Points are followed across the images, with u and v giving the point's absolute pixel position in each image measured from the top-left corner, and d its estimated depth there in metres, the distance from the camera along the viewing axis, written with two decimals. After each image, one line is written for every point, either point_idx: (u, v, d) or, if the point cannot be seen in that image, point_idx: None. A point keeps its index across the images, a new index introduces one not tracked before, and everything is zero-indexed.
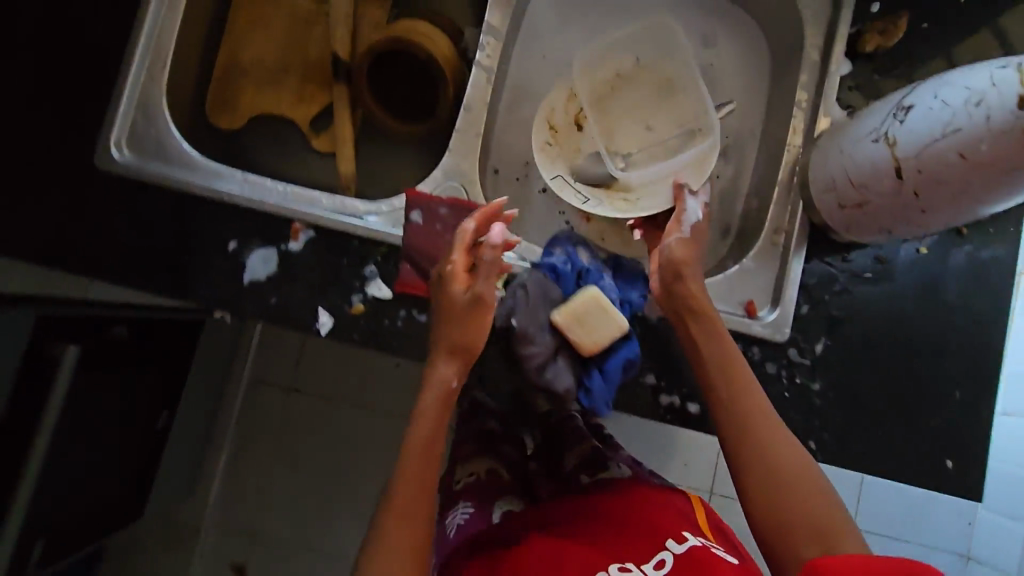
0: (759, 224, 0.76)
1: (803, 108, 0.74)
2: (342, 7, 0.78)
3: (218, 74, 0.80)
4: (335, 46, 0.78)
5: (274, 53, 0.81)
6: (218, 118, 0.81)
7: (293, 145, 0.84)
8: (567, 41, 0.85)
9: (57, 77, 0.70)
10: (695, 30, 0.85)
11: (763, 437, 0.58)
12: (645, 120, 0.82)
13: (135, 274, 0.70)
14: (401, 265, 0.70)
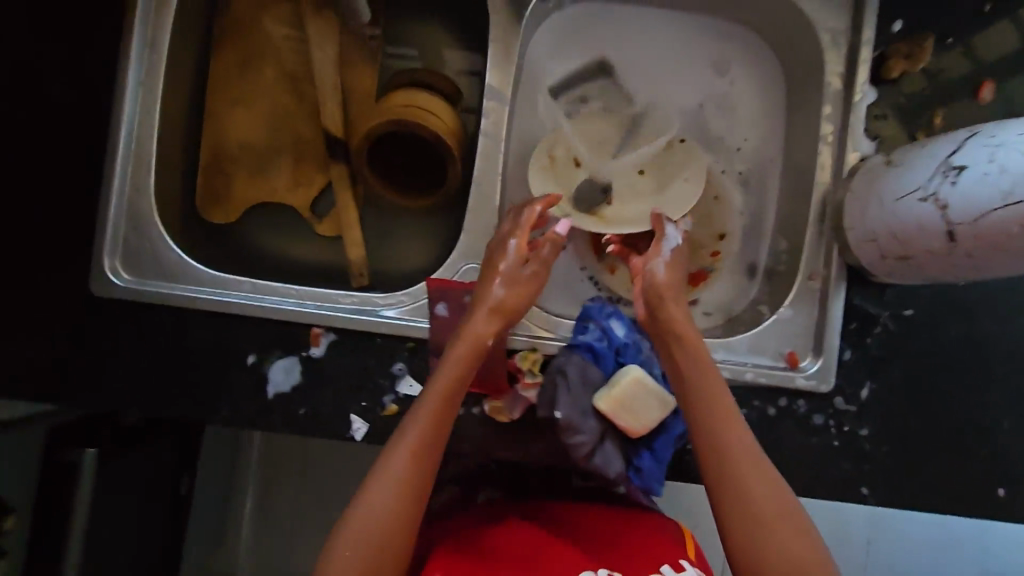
0: (790, 265, 0.73)
1: (829, 141, 0.70)
2: (328, 81, 0.74)
3: (204, 167, 0.76)
4: (328, 125, 0.75)
5: (262, 135, 0.77)
6: (211, 213, 0.77)
7: (294, 228, 0.80)
8: (575, 77, 0.79)
9: (40, 200, 0.66)
10: (706, 56, 0.78)
11: (743, 483, 0.51)
12: (638, 161, 0.77)
13: (155, 400, 0.67)
14: (430, 360, 0.67)
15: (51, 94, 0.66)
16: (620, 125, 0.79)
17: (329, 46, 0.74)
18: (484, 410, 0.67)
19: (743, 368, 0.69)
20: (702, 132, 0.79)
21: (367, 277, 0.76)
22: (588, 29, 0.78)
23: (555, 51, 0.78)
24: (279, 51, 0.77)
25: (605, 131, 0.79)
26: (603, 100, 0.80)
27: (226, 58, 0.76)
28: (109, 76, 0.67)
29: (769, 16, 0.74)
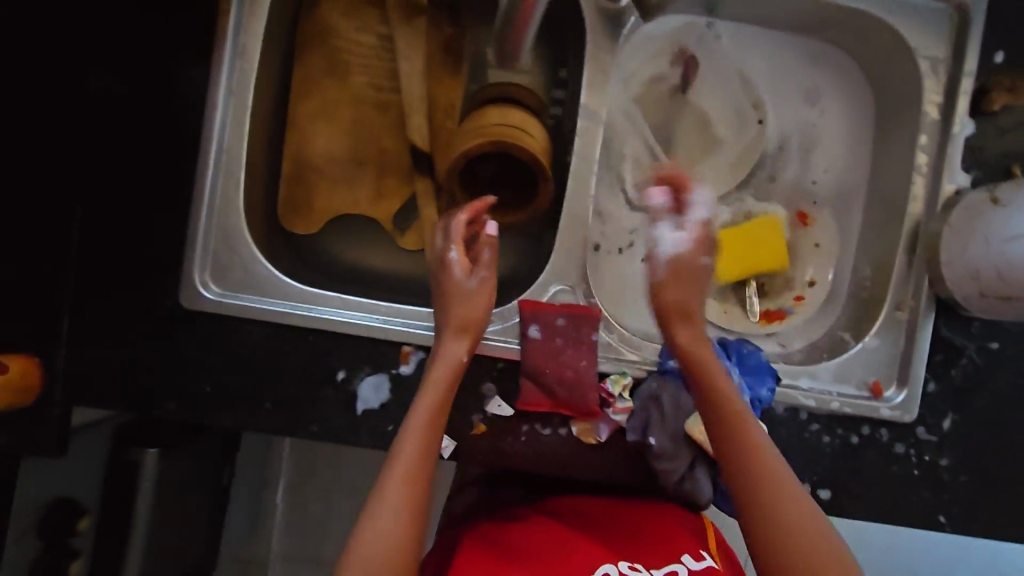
0: (874, 293, 0.73)
1: (922, 172, 0.69)
2: (415, 93, 0.74)
3: (287, 177, 0.76)
4: (413, 137, 0.74)
5: (345, 145, 0.77)
6: (293, 224, 0.76)
7: (376, 239, 0.80)
8: (667, 87, 0.77)
9: (132, 209, 0.66)
10: (795, 78, 0.78)
11: (746, 438, 0.53)
12: (713, 165, 0.78)
13: (243, 412, 0.67)
14: (521, 381, 0.67)
15: (143, 99, 0.66)
16: (706, 129, 0.77)
17: (415, 57, 0.74)
18: (572, 431, 0.67)
19: (830, 397, 0.69)
20: (789, 156, 0.78)
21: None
22: (685, 39, 0.76)
23: (645, 66, 0.76)
24: (364, 61, 0.76)
25: (691, 134, 0.78)
26: (693, 116, 0.77)
27: (310, 66, 0.75)
28: (199, 83, 0.66)
29: (864, 40, 0.73)
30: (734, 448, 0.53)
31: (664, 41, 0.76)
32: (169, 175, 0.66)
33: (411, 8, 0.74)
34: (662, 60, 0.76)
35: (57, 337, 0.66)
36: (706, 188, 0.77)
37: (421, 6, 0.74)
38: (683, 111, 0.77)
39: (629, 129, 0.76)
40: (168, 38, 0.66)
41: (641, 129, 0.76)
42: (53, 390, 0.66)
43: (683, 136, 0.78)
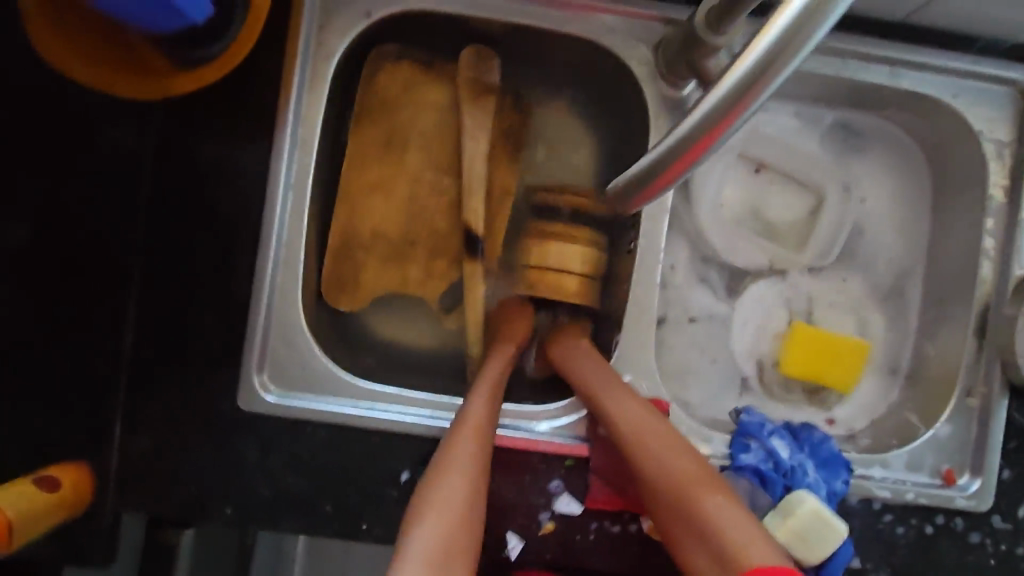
0: (939, 374, 0.72)
1: (990, 255, 0.69)
2: (477, 174, 0.73)
3: (333, 250, 0.73)
4: (470, 220, 0.73)
5: (395, 222, 0.75)
6: (338, 301, 0.74)
7: (416, 313, 0.78)
8: (734, 165, 0.76)
9: (191, 308, 0.65)
10: (851, 153, 0.77)
11: (654, 454, 0.57)
12: (793, 222, 0.77)
13: (302, 515, 0.65)
14: (589, 480, 0.66)
15: (200, 198, 0.65)
16: (778, 187, 0.77)
17: (482, 138, 0.73)
18: (642, 527, 0.66)
19: (904, 487, 0.67)
20: (850, 229, 0.77)
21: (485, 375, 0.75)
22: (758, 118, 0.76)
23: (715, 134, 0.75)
24: (423, 135, 0.75)
25: (763, 195, 0.77)
26: (765, 190, 0.77)
27: (365, 142, 0.74)
28: (260, 180, 0.65)
29: (927, 120, 0.72)
30: (644, 463, 0.57)
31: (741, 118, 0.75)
32: (230, 273, 0.65)
33: (480, 86, 0.73)
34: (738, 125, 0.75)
35: (109, 439, 0.64)
36: (790, 242, 0.77)
37: (492, 85, 0.73)
38: (764, 182, 0.77)
39: (704, 192, 0.75)
40: (228, 136, 0.65)
41: (717, 189, 0.76)
42: (104, 495, 0.64)
43: (760, 196, 0.77)
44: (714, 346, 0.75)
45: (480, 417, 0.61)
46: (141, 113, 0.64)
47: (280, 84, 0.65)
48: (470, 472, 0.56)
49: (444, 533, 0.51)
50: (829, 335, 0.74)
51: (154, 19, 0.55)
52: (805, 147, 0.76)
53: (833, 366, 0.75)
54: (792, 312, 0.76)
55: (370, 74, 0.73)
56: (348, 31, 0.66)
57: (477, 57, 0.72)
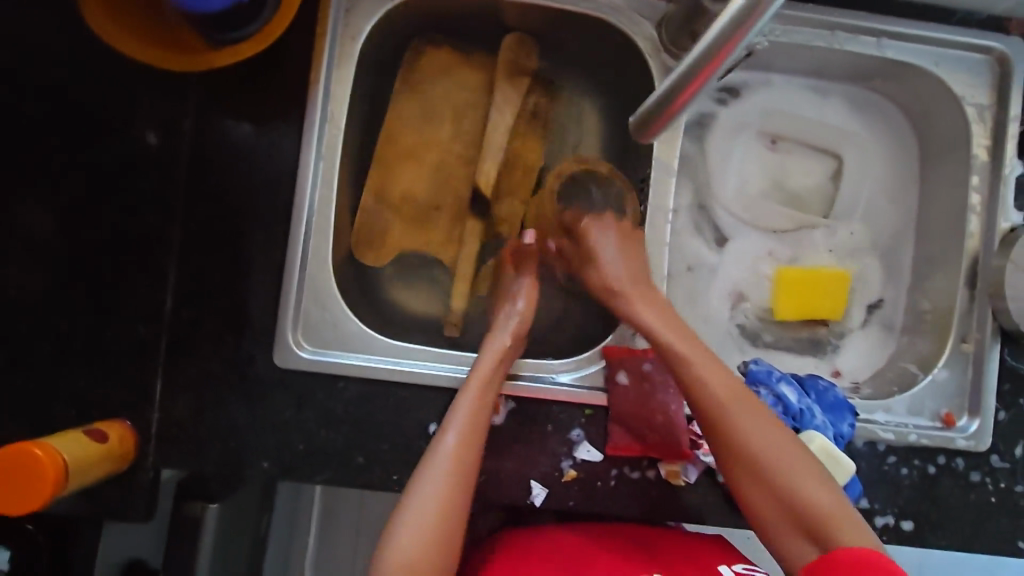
0: (936, 326, 0.76)
1: (978, 211, 0.73)
2: (495, 144, 0.79)
3: (363, 210, 0.78)
4: (481, 183, 0.79)
5: (423, 188, 0.81)
6: (363, 254, 0.78)
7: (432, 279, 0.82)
8: (743, 136, 0.81)
9: (227, 273, 0.68)
10: (859, 125, 0.82)
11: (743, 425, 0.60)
12: (812, 190, 0.83)
13: (334, 465, 0.68)
14: (610, 428, 0.69)
15: (235, 170, 0.69)
16: (796, 158, 0.82)
17: (507, 113, 0.79)
18: (660, 473, 0.69)
19: (906, 430, 0.71)
20: (861, 201, 0.82)
21: (459, 327, 0.79)
22: (766, 90, 0.80)
23: (740, 112, 0.80)
24: (456, 112, 0.82)
25: (783, 166, 0.82)
26: (780, 160, 0.82)
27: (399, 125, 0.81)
28: (292, 151, 0.69)
29: (914, 89, 0.77)
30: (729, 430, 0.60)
31: (752, 93, 0.80)
32: (265, 240, 0.69)
33: (515, 68, 0.79)
34: (761, 102, 0.80)
35: (150, 398, 0.67)
36: (811, 208, 0.83)
37: (527, 70, 0.80)
38: (778, 153, 0.82)
39: (728, 163, 0.81)
40: (260, 111, 0.69)
41: (743, 160, 0.81)
42: (146, 451, 0.67)
43: (779, 167, 0.82)
44: (715, 291, 0.79)
45: (470, 405, 0.63)
46: (178, 91, 0.68)
47: (310, 62, 0.70)
48: (472, 431, 0.62)
49: (448, 489, 0.59)
50: (811, 274, 0.79)
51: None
52: (812, 120, 0.81)
53: (823, 298, 0.79)
54: (775, 257, 0.81)
55: (418, 49, 0.80)
56: (374, 12, 0.71)
57: (519, 42, 0.78)
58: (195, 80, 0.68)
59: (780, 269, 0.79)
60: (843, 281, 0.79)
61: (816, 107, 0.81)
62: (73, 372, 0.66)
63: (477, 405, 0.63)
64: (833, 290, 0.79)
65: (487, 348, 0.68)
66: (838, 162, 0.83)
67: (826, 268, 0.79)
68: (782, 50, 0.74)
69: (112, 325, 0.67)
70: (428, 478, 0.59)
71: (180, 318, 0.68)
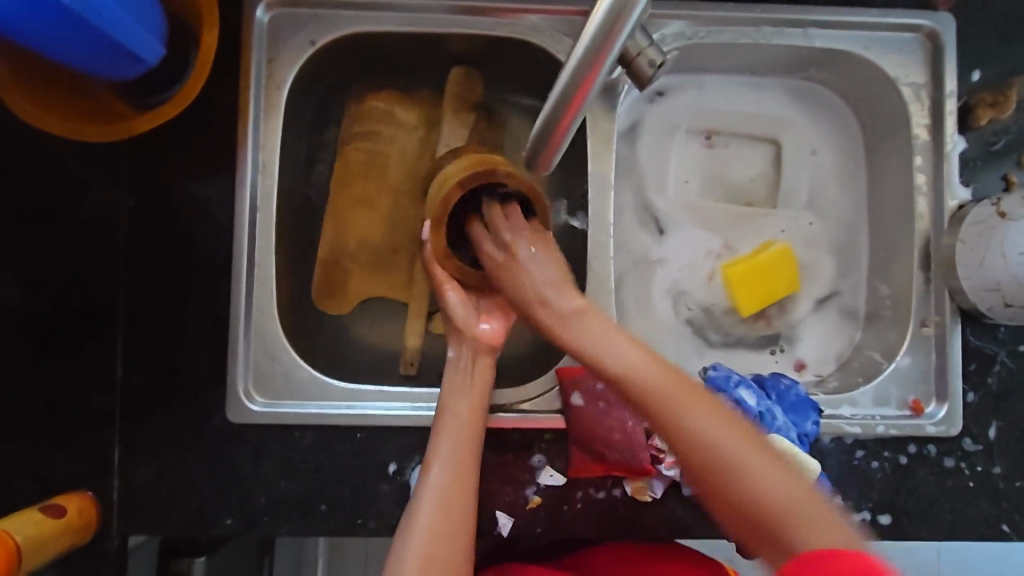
0: (896, 313, 0.75)
1: (924, 192, 0.72)
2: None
3: (322, 262, 0.79)
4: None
5: (380, 233, 0.80)
6: (327, 305, 0.79)
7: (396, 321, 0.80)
8: (682, 139, 0.80)
9: (173, 335, 0.69)
10: (800, 114, 0.81)
11: (738, 471, 0.50)
12: (756, 179, 0.81)
13: (298, 514, 0.68)
14: (570, 449, 0.68)
15: (172, 231, 0.69)
16: (734, 150, 0.81)
17: (457, 146, 0.77)
18: (626, 491, 0.68)
19: (874, 421, 0.70)
20: (807, 187, 0.81)
21: (416, 364, 0.77)
22: (697, 91, 0.80)
23: (669, 114, 0.80)
24: (399, 152, 0.80)
25: (723, 161, 0.81)
26: (720, 157, 0.81)
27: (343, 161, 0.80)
28: (228, 206, 0.70)
29: (849, 74, 0.76)
30: (722, 490, 0.50)
31: (684, 94, 0.80)
32: (210, 296, 0.69)
33: (464, 101, 0.78)
34: (691, 101, 0.80)
35: (110, 466, 0.67)
36: (758, 199, 0.81)
37: (473, 102, 0.79)
38: (717, 151, 0.81)
39: (668, 168, 0.80)
40: (191, 170, 0.69)
41: (681, 163, 0.80)
42: (110, 522, 0.67)
43: (720, 164, 0.81)
44: (666, 296, 0.79)
45: (459, 425, 0.61)
46: (109, 160, 0.68)
47: (238, 117, 0.70)
48: (461, 463, 0.59)
49: (440, 524, 0.55)
50: (753, 261, 0.76)
51: (107, 67, 0.59)
52: (746, 113, 0.80)
53: (776, 282, 0.77)
54: (717, 254, 0.79)
55: (361, 94, 0.79)
56: (296, 60, 0.71)
57: (466, 76, 0.78)
58: (124, 147, 0.69)
59: (725, 266, 0.78)
60: (788, 256, 0.77)
61: (749, 99, 0.80)
62: (30, 450, 0.67)
63: (457, 435, 0.60)
64: (782, 269, 0.77)
65: (449, 378, 0.64)
66: (780, 152, 0.81)
67: (767, 251, 0.77)
68: (705, 50, 0.74)
69: (66, 398, 0.67)
70: (418, 517, 0.56)
71: (133, 384, 0.68)
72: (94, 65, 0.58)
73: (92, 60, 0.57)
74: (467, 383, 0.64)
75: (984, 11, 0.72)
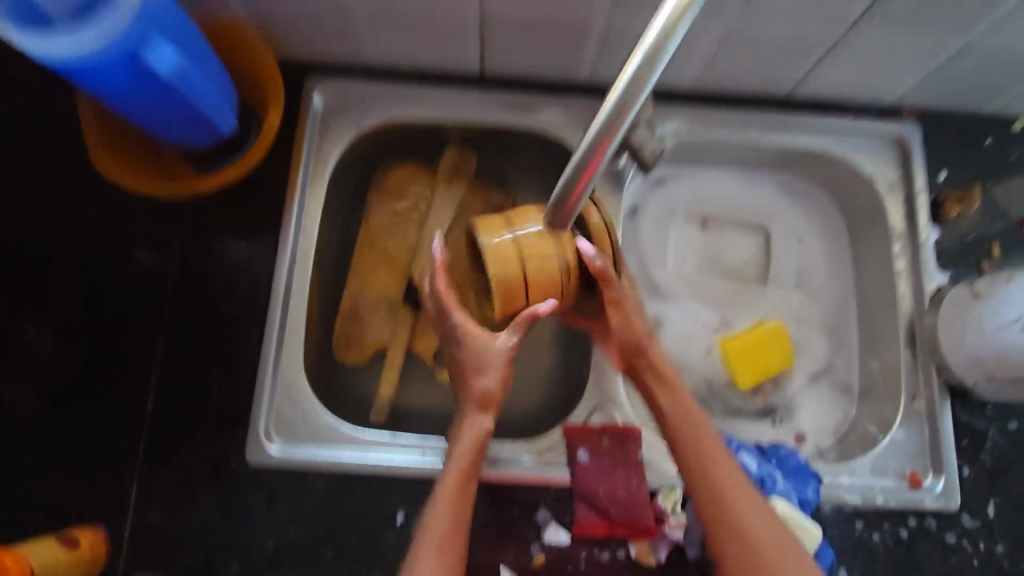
0: (887, 389, 0.79)
1: (903, 275, 0.79)
2: (431, 242, 0.84)
3: (341, 313, 0.83)
4: (413, 275, 0.84)
5: (396, 289, 0.85)
6: (342, 355, 0.83)
7: (414, 373, 0.85)
8: (680, 224, 0.88)
9: (202, 377, 0.73)
10: (788, 202, 0.89)
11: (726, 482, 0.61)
12: (749, 262, 0.88)
13: (303, 560, 0.69)
14: (575, 507, 0.69)
15: (215, 282, 0.76)
16: (727, 235, 0.89)
17: (446, 212, 0.86)
18: (630, 552, 0.69)
19: (873, 492, 0.71)
20: (796, 270, 0.87)
21: (387, 412, 0.81)
22: (691, 180, 0.89)
23: (667, 200, 0.88)
24: (402, 216, 0.86)
25: (718, 243, 0.88)
26: (715, 240, 0.88)
27: (375, 226, 0.86)
28: (268, 262, 0.77)
29: (829, 172, 0.85)
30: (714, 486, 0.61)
31: (678, 183, 0.89)
32: (242, 342, 0.74)
33: (457, 177, 0.86)
34: (688, 189, 0.89)
35: (124, 505, 0.69)
36: (751, 279, 0.88)
37: (466, 176, 0.87)
38: (711, 234, 0.89)
39: (668, 250, 0.87)
40: (238, 230, 0.77)
41: (679, 246, 0.88)
42: (118, 561, 0.68)
43: (716, 246, 0.88)
44: None
45: (449, 503, 0.60)
46: (167, 219, 0.77)
47: (286, 184, 0.79)
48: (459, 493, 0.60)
49: None
50: (754, 336, 0.81)
51: (181, 132, 0.67)
52: (737, 204, 0.89)
53: (772, 356, 0.82)
54: (716, 329, 0.85)
55: (387, 165, 0.87)
56: (342, 139, 0.80)
57: (461, 154, 0.86)
58: (182, 208, 0.77)
59: (722, 341, 0.83)
60: (782, 335, 0.82)
61: (737, 188, 0.89)
62: (54, 483, 0.69)
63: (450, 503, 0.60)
64: (778, 345, 0.82)
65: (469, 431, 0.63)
66: (768, 237, 0.89)
67: (764, 326, 0.82)
68: (700, 138, 0.82)
69: (93, 434, 0.71)
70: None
71: (157, 424, 0.71)
72: (175, 130, 0.67)
73: (168, 125, 0.66)
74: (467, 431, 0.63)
75: (944, 123, 0.83)
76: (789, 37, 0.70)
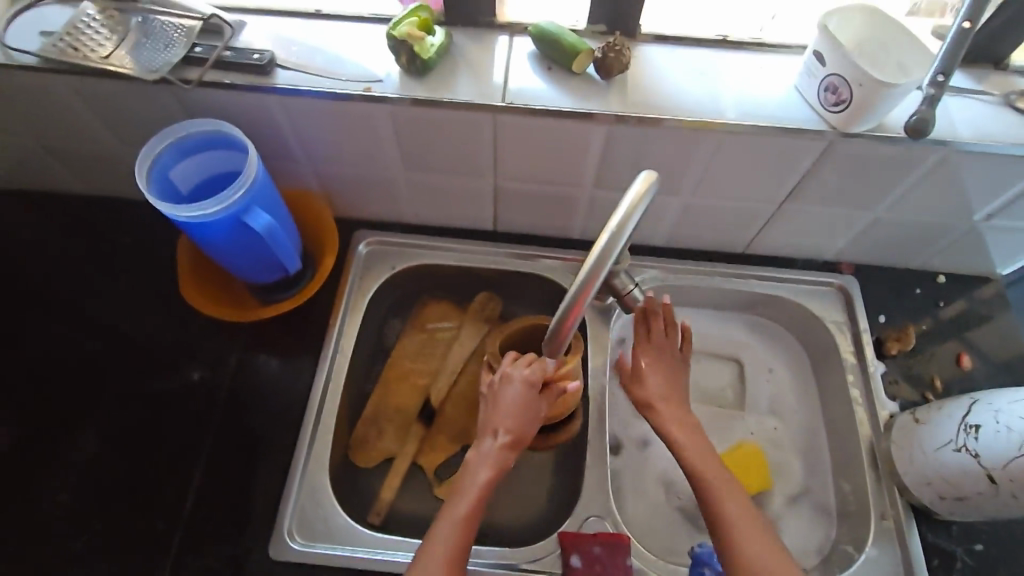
0: (859, 509, 0.85)
1: (859, 402, 0.90)
2: (451, 367, 0.98)
3: (362, 422, 0.94)
4: (432, 394, 0.97)
5: (415, 406, 0.97)
6: (359, 458, 0.93)
7: (421, 485, 0.93)
8: None
9: (238, 477, 0.83)
10: (757, 337, 1.03)
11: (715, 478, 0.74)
12: (726, 389, 1.00)
13: None
14: None
15: (260, 392, 0.89)
16: (705, 365, 1.01)
17: (467, 343, 1.00)
18: None
19: None
20: (768, 397, 0.99)
21: (382, 516, 0.89)
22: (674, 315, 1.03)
23: None
24: (425, 342, 1.00)
25: (697, 373, 1.01)
26: (695, 370, 1.01)
27: (404, 352, 1.00)
28: (307, 377, 0.90)
29: (787, 312, 1.00)
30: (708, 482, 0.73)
31: None
32: (277, 446, 0.85)
33: (482, 319, 1.01)
34: None
35: None
36: (728, 405, 0.98)
37: (488, 318, 1.02)
38: (691, 363, 1.01)
39: None
40: (285, 349, 0.92)
41: None
42: None
43: (695, 375, 1.01)
44: (652, 478, 0.91)
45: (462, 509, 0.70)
46: (226, 338, 0.92)
47: (330, 310, 0.95)
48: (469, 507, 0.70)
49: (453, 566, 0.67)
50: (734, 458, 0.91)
51: (255, 270, 0.85)
52: (712, 338, 1.02)
53: (750, 477, 0.90)
54: None
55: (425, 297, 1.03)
56: (378, 277, 0.98)
57: (488, 298, 1.02)
58: (240, 330, 0.93)
59: None
60: (757, 456, 0.92)
61: (713, 323, 1.03)
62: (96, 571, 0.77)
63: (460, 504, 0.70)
64: (755, 467, 0.91)
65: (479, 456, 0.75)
66: (742, 368, 1.01)
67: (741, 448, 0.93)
68: (679, 276, 0.98)
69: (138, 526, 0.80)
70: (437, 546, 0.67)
71: (194, 519, 0.80)
72: (251, 267, 0.84)
73: (244, 262, 0.83)
74: (482, 465, 0.73)
75: (878, 276, 0.99)
76: (735, 210, 0.90)
